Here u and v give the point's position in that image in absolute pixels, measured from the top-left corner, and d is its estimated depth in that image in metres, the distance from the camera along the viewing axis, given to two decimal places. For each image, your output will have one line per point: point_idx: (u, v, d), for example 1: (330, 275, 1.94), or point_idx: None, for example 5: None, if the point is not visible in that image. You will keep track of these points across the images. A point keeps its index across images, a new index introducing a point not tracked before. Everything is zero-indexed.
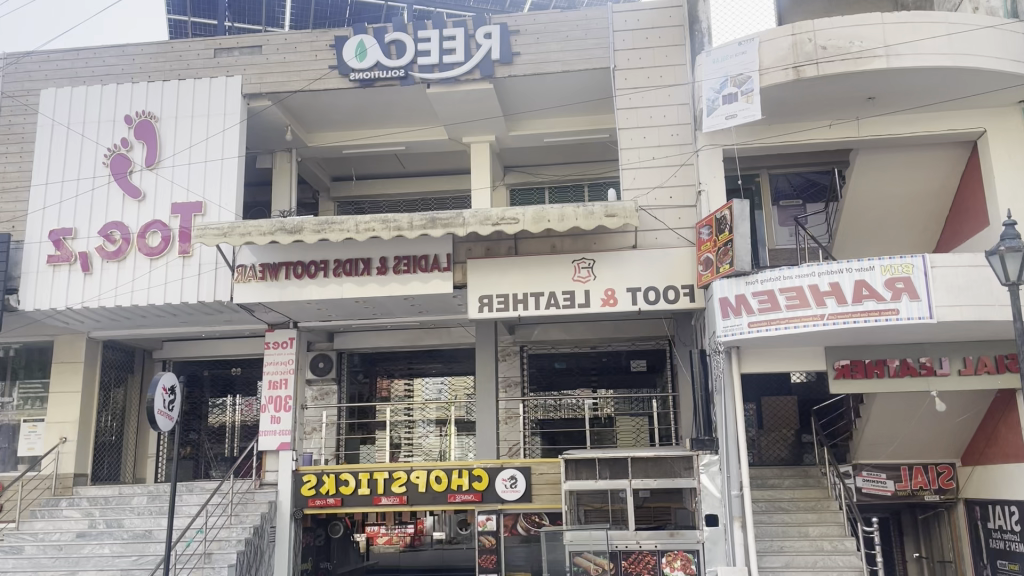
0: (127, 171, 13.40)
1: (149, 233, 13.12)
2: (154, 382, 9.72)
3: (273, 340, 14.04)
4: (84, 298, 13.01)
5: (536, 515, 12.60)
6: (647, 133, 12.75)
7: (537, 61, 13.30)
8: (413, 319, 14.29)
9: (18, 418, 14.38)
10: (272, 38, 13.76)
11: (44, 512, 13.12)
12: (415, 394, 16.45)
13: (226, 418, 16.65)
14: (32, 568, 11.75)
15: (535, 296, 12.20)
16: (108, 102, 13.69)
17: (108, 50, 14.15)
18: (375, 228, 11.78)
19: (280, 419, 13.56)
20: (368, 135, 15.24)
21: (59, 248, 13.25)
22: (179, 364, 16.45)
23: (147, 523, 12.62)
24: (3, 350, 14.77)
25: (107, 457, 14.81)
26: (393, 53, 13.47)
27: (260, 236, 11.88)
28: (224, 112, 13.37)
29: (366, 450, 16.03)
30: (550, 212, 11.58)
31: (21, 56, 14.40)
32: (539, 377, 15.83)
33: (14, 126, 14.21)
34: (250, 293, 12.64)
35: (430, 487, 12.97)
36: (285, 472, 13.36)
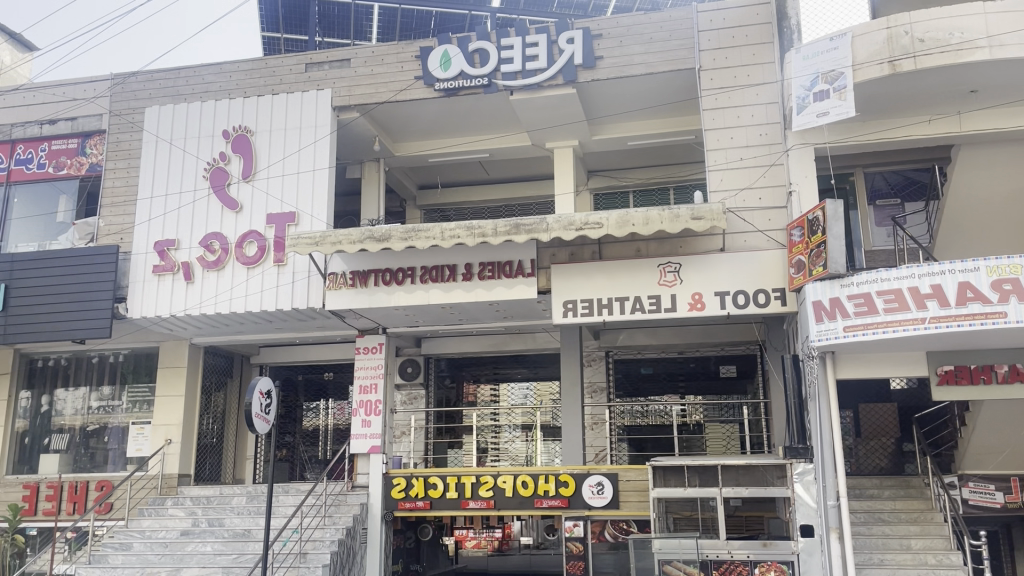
0: (225, 184, 13.96)
1: (246, 243, 13.63)
2: (251, 387, 10.07)
3: (364, 346, 14.34)
4: (186, 306, 13.61)
5: (624, 522, 12.55)
6: (735, 133, 12.50)
7: (620, 64, 13.20)
8: (498, 325, 14.39)
9: (128, 420, 15.18)
10: (361, 51, 14.14)
11: (150, 511, 13.76)
12: (501, 399, 16.61)
13: (320, 421, 17.13)
14: (140, 564, 12.34)
15: (620, 300, 12.11)
16: (207, 117, 14.32)
17: (206, 67, 14.75)
18: (460, 235, 11.91)
19: (370, 422, 13.85)
20: (453, 143, 15.48)
21: (163, 258, 13.92)
22: (275, 369, 17.02)
23: (246, 522, 13.08)
24: (113, 356, 15.62)
25: (208, 459, 15.43)
26: (477, 61, 13.62)
27: (349, 245, 12.19)
28: (315, 125, 13.80)
29: (454, 454, 16.33)
30: (635, 216, 11.46)
31: (127, 77, 15.13)
32: (625, 382, 15.81)
33: (121, 143, 14.99)
34: (341, 299, 12.99)
35: (517, 492, 13.01)
36: (375, 474, 13.65)
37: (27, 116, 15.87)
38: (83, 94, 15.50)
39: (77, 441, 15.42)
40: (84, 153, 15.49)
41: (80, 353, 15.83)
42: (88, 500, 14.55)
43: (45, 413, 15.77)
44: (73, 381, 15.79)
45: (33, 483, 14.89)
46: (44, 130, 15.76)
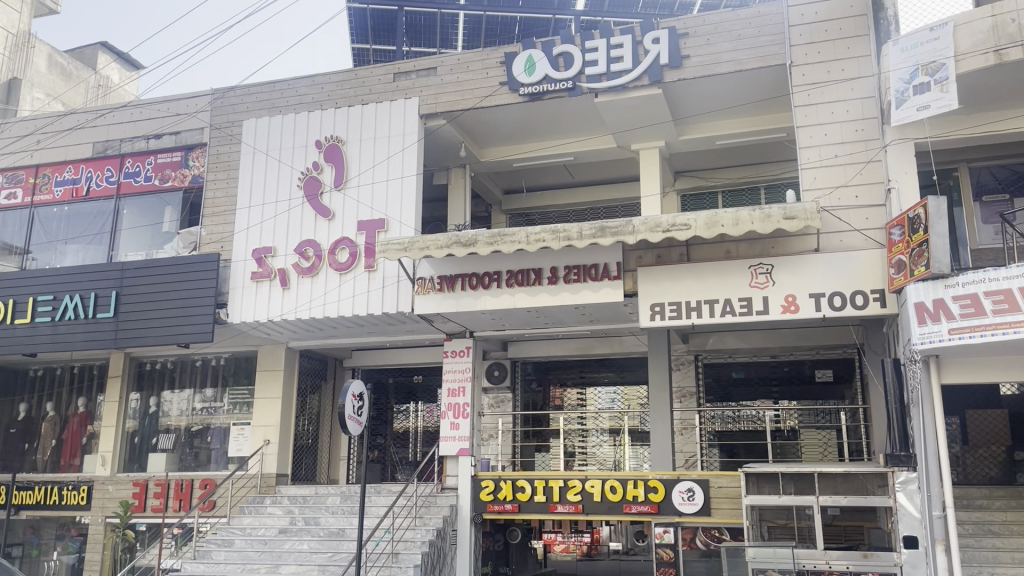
0: (318, 193, 14.38)
1: (338, 249, 14.01)
2: (345, 389, 10.34)
3: (451, 349, 14.57)
4: (283, 310, 14.08)
5: (716, 529, 12.20)
6: (829, 130, 12.12)
7: (706, 63, 12.99)
8: (584, 329, 14.34)
9: (229, 421, 15.82)
10: (446, 59, 14.37)
11: (251, 509, 14.29)
12: (588, 403, 16.52)
13: (410, 424, 17.31)
14: (241, 560, 12.82)
15: (709, 303, 11.87)
16: (301, 129, 14.80)
17: (299, 81, 15.24)
18: (546, 239, 11.95)
19: (459, 425, 14.03)
20: (538, 147, 15.52)
21: (261, 265, 14.44)
22: (366, 372, 17.41)
23: (340, 522, 13.42)
24: (216, 359, 16.34)
25: (304, 459, 15.93)
26: (561, 64, 13.64)
27: (437, 250, 12.37)
28: (404, 133, 14.10)
29: (542, 457, 16.21)
30: (724, 216, 11.24)
31: (226, 91, 15.82)
32: (716, 386, 15.44)
33: (222, 155, 15.67)
34: (429, 304, 13.19)
35: (605, 497, 12.93)
36: (464, 477, 13.79)
37: (135, 131, 16.72)
38: (185, 109, 16.29)
39: (183, 441, 16.15)
40: (187, 165, 16.18)
41: (184, 358, 16.57)
42: (192, 497, 15.23)
43: (152, 414, 16.56)
44: (178, 383, 16.55)
45: (143, 480, 15.70)
46: (151, 145, 16.56)
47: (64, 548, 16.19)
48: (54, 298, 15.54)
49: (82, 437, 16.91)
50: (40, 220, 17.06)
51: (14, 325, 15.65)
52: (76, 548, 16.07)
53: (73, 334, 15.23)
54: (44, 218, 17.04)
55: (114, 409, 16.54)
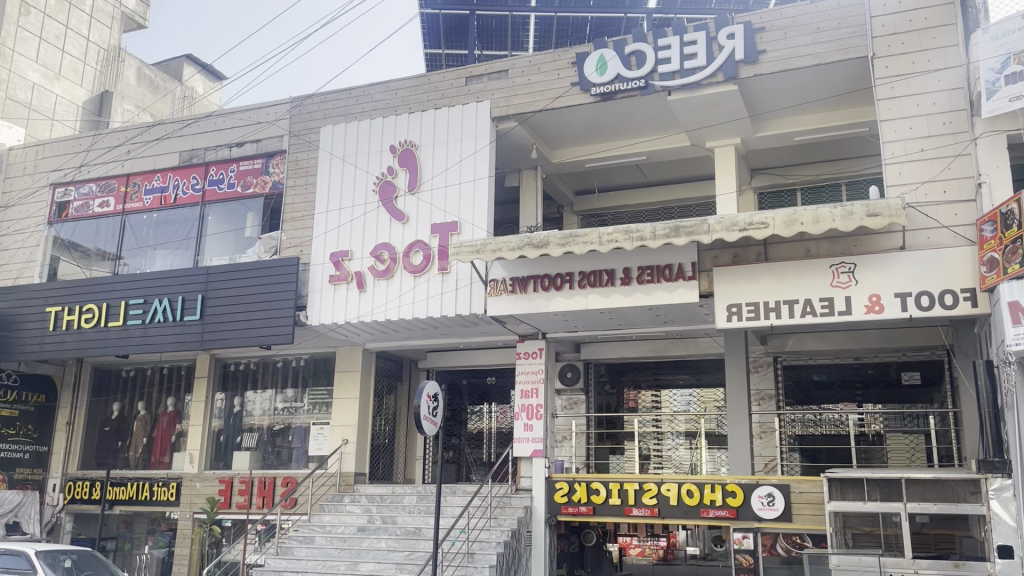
0: (393, 197, 14.60)
1: (413, 252, 14.20)
2: (420, 390, 10.47)
3: (524, 351, 14.61)
4: (359, 313, 14.35)
5: (797, 536, 12.08)
6: (914, 123, 11.70)
7: (783, 57, 12.68)
8: (659, 330, 14.17)
9: (309, 421, 16.22)
10: (518, 61, 14.44)
11: (330, 507, 14.60)
12: (663, 406, 16.17)
13: (484, 425, 17.28)
14: (322, 557, 13.13)
15: (789, 304, 11.58)
16: (376, 134, 15.08)
17: (374, 87, 15.53)
18: (619, 239, 11.85)
19: (532, 427, 14.06)
20: (609, 148, 15.42)
21: (338, 269, 14.76)
22: (441, 373, 17.57)
23: (416, 521, 13.58)
24: (296, 360, 16.78)
25: (382, 458, 16.20)
26: (633, 63, 13.55)
27: (510, 252, 12.40)
28: (476, 136, 14.21)
29: (616, 460, 16.11)
30: (804, 215, 10.94)
31: (304, 99, 16.25)
32: (795, 389, 14.97)
33: (300, 161, 16.09)
34: (502, 306, 13.24)
35: (681, 501, 12.74)
36: (538, 478, 13.74)
37: (218, 140, 17.31)
38: (266, 117, 16.79)
39: (265, 440, 16.63)
40: (267, 172, 16.65)
41: (266, 359, 17.05)
42: (275, 495, 15.64)
43: (237, 414, 17.09)
44: (261, 383, 17.03)
45: (228, 478, 16.22)
46: (233, 153, 17.10)
47: (155, 542, 16.91)
48: (144, 302, 16.20)
49: (171, 435, 17.60)
50: (131, 227, 17.80)
51: (108, 328, 16.37)
52: (166, 542, 16.76)
53: (161, 336, 15.85)
54: (134, 226, 17.79)
55: (201, 408, 17.15)
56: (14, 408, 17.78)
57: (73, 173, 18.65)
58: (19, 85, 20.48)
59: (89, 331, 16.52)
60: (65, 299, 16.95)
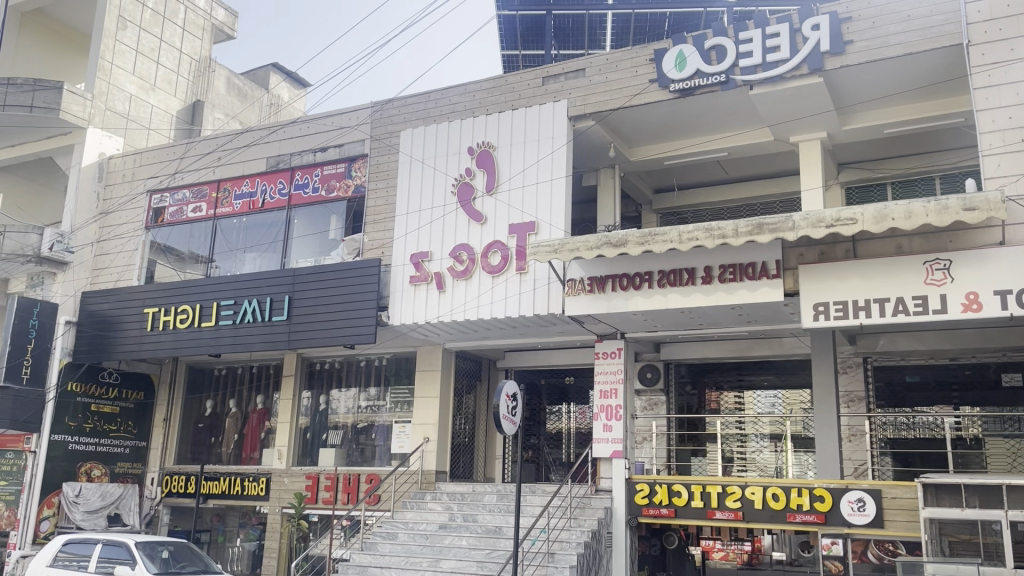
0: (471, 198, 14.72)
1: (491, 252, 14.29)
2: (499, 390, 10.55)
3: (603, 351, 14.52)
4: (439, 313, 14.53)
5: (890, 542, 11.59)
6: (1013, 112, 11.16)
7: (871, 47, 12.25)
8: (741, 330, 13.88)
9: (391, 419, 16.51)
10: (595, 60, 14.41)
11: (413, 504, 14.86)
12: (747, 407, 15.88)
13: (563, 425, 17.21)
14: (405, 553, 13.35)
15: (879, 302, 11.18)
16: (454, 136, 15.25)
17: (452, 90, 15.72)
18: (699, 237, 11.64)
19: (612, 427, 14.00)
20: (688, 144, 15.19)
21: (418, 270, 14.99)
22: (520, 373, 17.61)
23: (497, 520, 13.67)
24: (378, 359, 17.12)
25: (462, 457, 16.36)
26: (714, 58, 13.34)
27: (587, 251, 12.35)
28: (553, 135, 14.21)
29: (698, 462, 15.81)
30: (895, 210, 10.51)
31: (385, 104, 16.61)
32: (888, 392, 14.42)
33: (382, 164, 16.45)
34: (580, 305, 13.18)
35: (767, 504, 12.45)
36: (618, 479, 13.68)
37: (303, 145, 17.82)
38: (348, 122, 17.20)
39: (350, 437, 16.98)
40: (350, 176, 17.03)
41: (350, 358, 17.46)
42: (359, 491, 16.02)
43: (322, 411, 17.52)
44: (345, 382, 17.41)
45: (315, 473, 16.71)
46: (317, 158, 17.55)
47: (247, 535, 17.56)
48: (235, 303, 16.81)
49: (261, 432, 18.19)
50: (222, 231, 18.51)
51: (201, 328, 17.06)
52: (256, 535, 17.39)
53: (251, 336, 16.41)
54: (225, 229, 18.47)
55: (288, 406, 17.68)
56: (115, 404, 18.84)
57: (168, 180, 19.49)
58: (117, 97, 21.50)
59: (183, 330, 17.24)
60: (161, 300, 17.73)
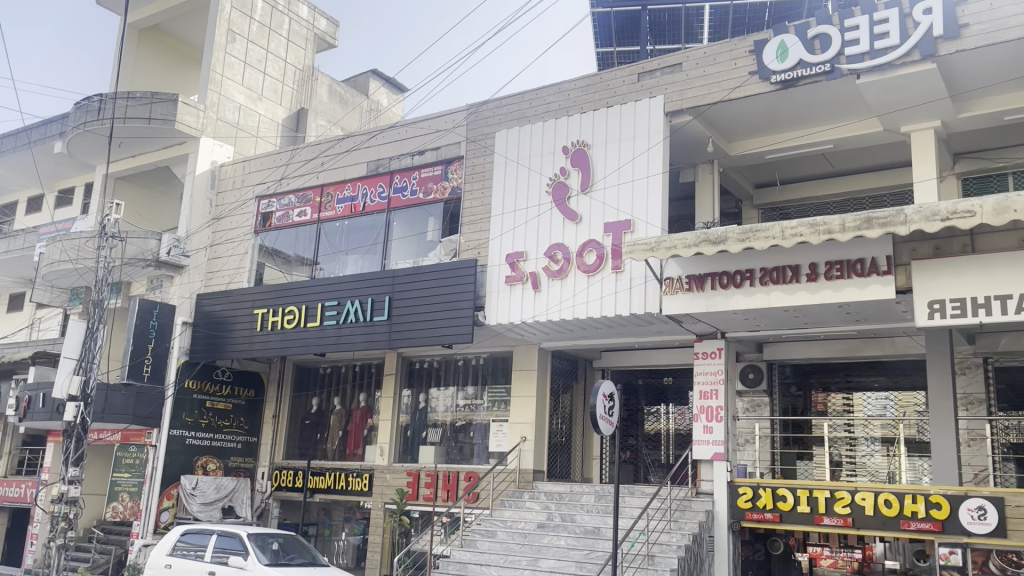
0: (566, 198, 14.69)
1: (586, 252, 14.22)
2: (595, 390, 10.48)
3: (703, 351, 14.22)
4: (535, 313, 14.57)
5: (1013, 553, 10.94)
6: None
7: (989, 30, 11.60)
8: (849, 330, 13.36)
9: (489, 418, 16.66)
10: (691, 53, 14.15)
11: (511, 502, 14.97)
12: (855, 409, 15.24)
13: (661, 426, 16.94)
14: (503, 551, 13.44)
15: (1000, 299, 10.57)
16: (549, 136, 15.24)
17: (546, 89, 15.76)
18: (803, 233, 11.24)
19: (713, 428, 13.67)
20: (790, 138, 14.71)
21: (514, 270, 15.06)
22: (616, 373, 17.45)
23: (595, 520, 13.60)
24: (475, 358, 17.30)
25: (560, 456, 16.37)
26: (818, 47, 12.91)
27: (685, 249, 12.13)
28: (649, 132, 14.02)
29: (805, 466, 15.31)
30: (1018, 201, 9.91)
31: (480, 106, 16.78)
32: (1011, 394, 13.50)
33: (478, 166, 16.65)
34: (678, 304, 12.95)
35: (878, 511, 11.93)
36: (720, 482, 13.36)
37: (401, 149, 18.20)
38: (444, 126, 17.47)
39: (448, 435, 17.22)
40: (446, 178, 17.29)
41: (448, 357, 17.72)
42: (458, 488, 16.30)
43: (422, 410, 17.81)
44: (444, 381, 17.67)
45: (416, 470, 17.09)
46: (415, 161, 17.88)
47: (351, 529, 18.09)
48: (338, 304, 17.32)
49: (364, 429, 18.70)
50: (325, 234, 19.11)
51: (307, 327, 17.66)
52: (360, 529, 17.92)
53: (354, 335, 16.88)
54: (329, 232, 19.06)
55: (390, 404, 18.09)
56: (228, 401, 19.69)
57: (275, 186, 20.24)
58: (227, 107, 22.53)
59: (291, 330, 17.89)
60: (269, 302, 18.44)
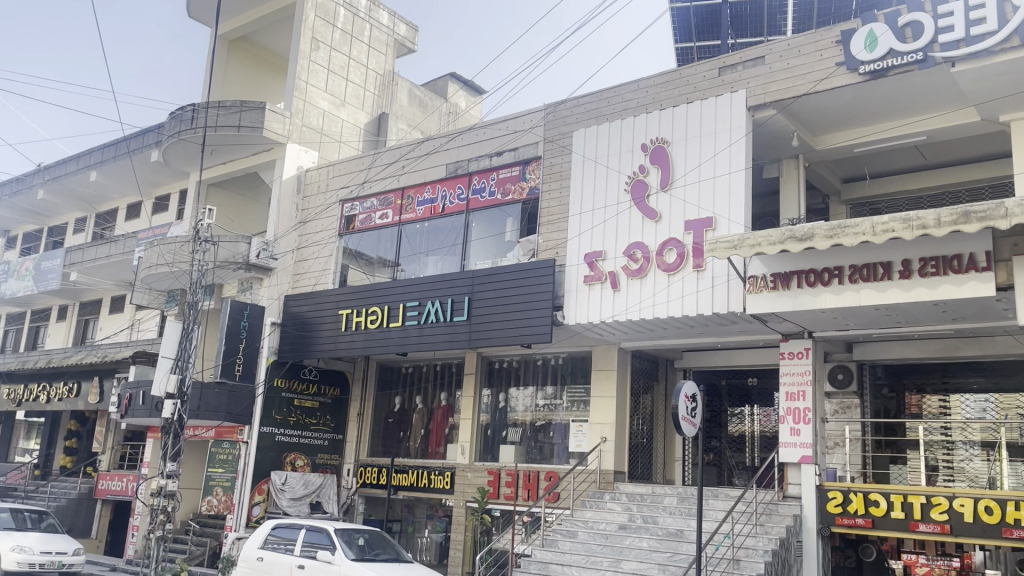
0: (645, 196, 14.53)
1: (667, 250, 14.04)
2: (677, 390, 10.34)
3: (789, 351, 13.87)
4: (614, 312, 14.45)
5: None
6: None
7: None
8: (945, 329, 12.82)
9: (568, 418, 16.63)
10: (775, 46, 13.86)
11: (592, 503, 14.90)
12: (953, 412, 14.53)
13: (746, 427, 16.57)
14: (585, 552, 13.40)
15: None
16: (628, 134, 15.09)
17: (625, 86, 15.71)
18: (895, 228, 10.83)
19: (800, 431, 13.30)
20: (881, 130, 14.19)
21: (592, 269, 14.99)
22: (698, 373, 17.19)
23: (678, 522, 13.42)
24: (554, 358, 17.32)
25: (641, 457, 16.21)
26: (909, 35, 12.43)
27: (770, 246, 11.84)
28: (730, 127, 13.73)
29: (898, 470, 14.78)
30: None
31: (558, 105, 16.80)
32: None
33: (556, 166, 16.67)
34: (763, 303, 12.65)
35: (978, 518, 11.42)
36: (808, 486, 13.05)
37: (479, 151, 18.34)
38: (522, 126, 17.53)
39: (528, 434, 17.26)
40: (524, 178, 17.35)
41: (527, 357, 17.78)
42: (539, 488, 16.34)
43: (502, 409, 17.92)
44: (523, 380, 17.74)
45: (496, 469, 17.21)
46: (494, 162, 18.00)
47: (433, 527, 18.38)
48: (419, 304, 17.60)
49: (445, 427, 18.92)
50: (406, 236, 19.44)
51: (389, 327, 17.99)
52: (443, 527, 18.15)
53: (434, 335, 17.12)
54: (410, 234, 19.38)
55: (470, 403, 18.26)
56: (315, 399, 20.23)
57: (357, 190, 20.70)
58: (312, 113, 23.18)
59: (374, 330, 18.27)
60: (354, 302, 18.87)
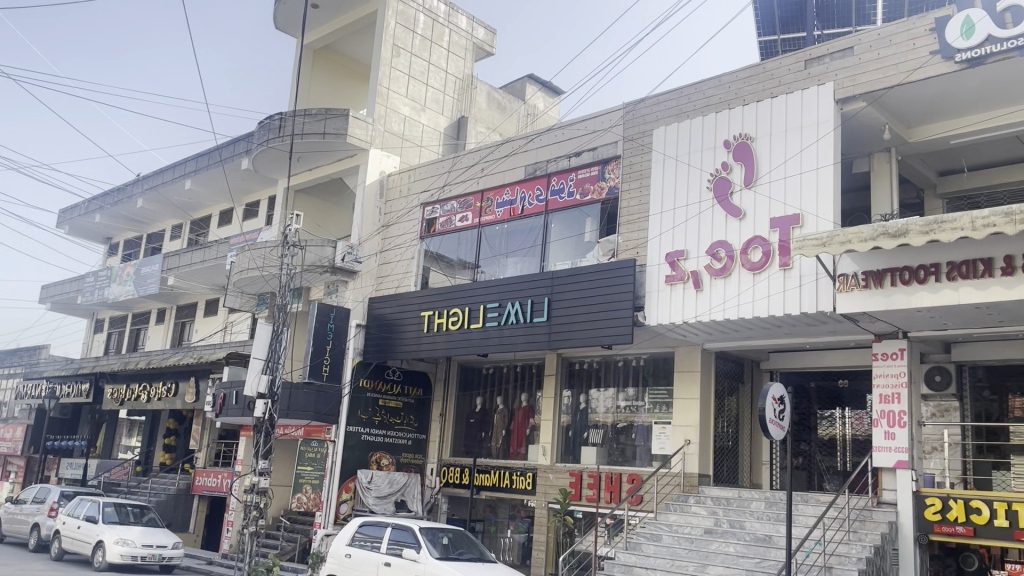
0: (728, 193, 14.23)
1: (751, 249, 13.70)
2: (764, 392, 10.11)
3: (882, 352, 13.35)
4: (697, 312, 14.21)
5: None
6: None
7: None
8: None
9: (651, 420, 16.45)
10: (864, 36, 13.43)
11: (676, 506, 14.66)
12: None
13: (837, 431, 16.02)
14: (670, 556, 13.22)
15: None
16: (709, 130, 14.82)
17: (706, 83, 15.55)
18: (997, 222, 10.30)
19: (895, 435, 12.80)
20: (981, 120, 13.48)
21: (674, 269, 14.76)
22: (786, 375, 16.76)
23: (766, 528, 13.11)
24: (636, 360, 17.13)
25: (726, 461, 15.85)
26: (1009, 20, 11.83)
27: (861, 243, 11.40)
28: (817, 121, 13.31)
29: (1001, 476, 13.89)
30: None
31: (637, 104, 16.67)
32: None
33: (636, 165, 16.53)
34: (854, 302, 12.24)
35: None
36: (904, 492, 12.55)
37: (558, 151, 18.33)
38: (601, 126, 17.47)
39: (610, 436, 17.14)
40: (603, 178, 17.24)
41: (608, 358, 17.65)
42: (621, 490, 16.19)
43: (582, 411, 17.85)
44: (604, 382, 17.63)
45: (578, 471, 17.14)
46: (573, 162, 17.96)
47: (516, 527, 18.42)
48: (499, 305, 17.71)
49: (526, 428, 18.99)
50: (486, 237, 19.59)
51: (470, 329, 18.16)
52: (525, 528, 18.20)
53: (515, 336, 17.19)
54: (490, 236, 19.52)
55: (550, 404, 18.23)
56: (399, 399, 20.71)
57: (438, 193, 20.98)
58: (393, 118, 23.61)
59: (455, 331, 18.47)
60: (435, 304, 19.13)
